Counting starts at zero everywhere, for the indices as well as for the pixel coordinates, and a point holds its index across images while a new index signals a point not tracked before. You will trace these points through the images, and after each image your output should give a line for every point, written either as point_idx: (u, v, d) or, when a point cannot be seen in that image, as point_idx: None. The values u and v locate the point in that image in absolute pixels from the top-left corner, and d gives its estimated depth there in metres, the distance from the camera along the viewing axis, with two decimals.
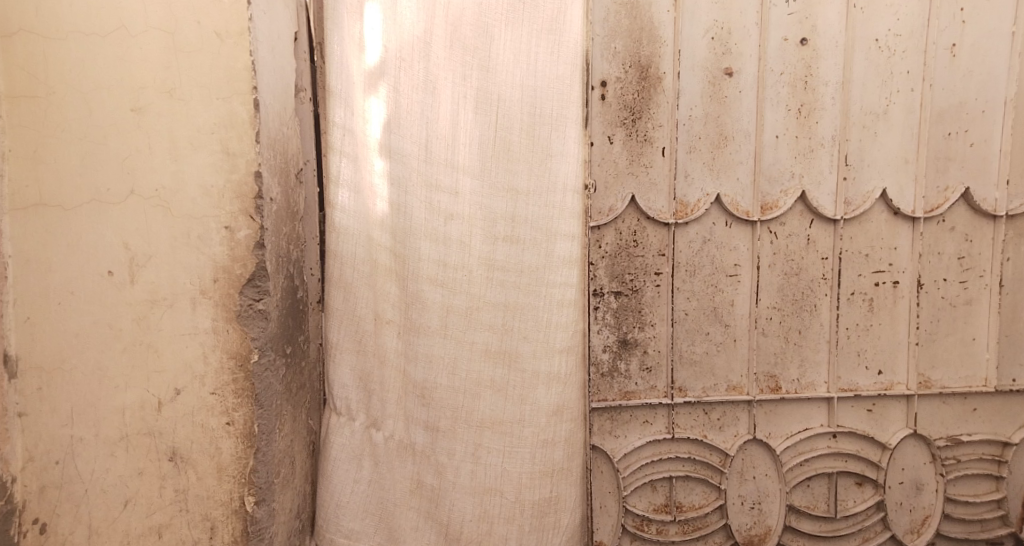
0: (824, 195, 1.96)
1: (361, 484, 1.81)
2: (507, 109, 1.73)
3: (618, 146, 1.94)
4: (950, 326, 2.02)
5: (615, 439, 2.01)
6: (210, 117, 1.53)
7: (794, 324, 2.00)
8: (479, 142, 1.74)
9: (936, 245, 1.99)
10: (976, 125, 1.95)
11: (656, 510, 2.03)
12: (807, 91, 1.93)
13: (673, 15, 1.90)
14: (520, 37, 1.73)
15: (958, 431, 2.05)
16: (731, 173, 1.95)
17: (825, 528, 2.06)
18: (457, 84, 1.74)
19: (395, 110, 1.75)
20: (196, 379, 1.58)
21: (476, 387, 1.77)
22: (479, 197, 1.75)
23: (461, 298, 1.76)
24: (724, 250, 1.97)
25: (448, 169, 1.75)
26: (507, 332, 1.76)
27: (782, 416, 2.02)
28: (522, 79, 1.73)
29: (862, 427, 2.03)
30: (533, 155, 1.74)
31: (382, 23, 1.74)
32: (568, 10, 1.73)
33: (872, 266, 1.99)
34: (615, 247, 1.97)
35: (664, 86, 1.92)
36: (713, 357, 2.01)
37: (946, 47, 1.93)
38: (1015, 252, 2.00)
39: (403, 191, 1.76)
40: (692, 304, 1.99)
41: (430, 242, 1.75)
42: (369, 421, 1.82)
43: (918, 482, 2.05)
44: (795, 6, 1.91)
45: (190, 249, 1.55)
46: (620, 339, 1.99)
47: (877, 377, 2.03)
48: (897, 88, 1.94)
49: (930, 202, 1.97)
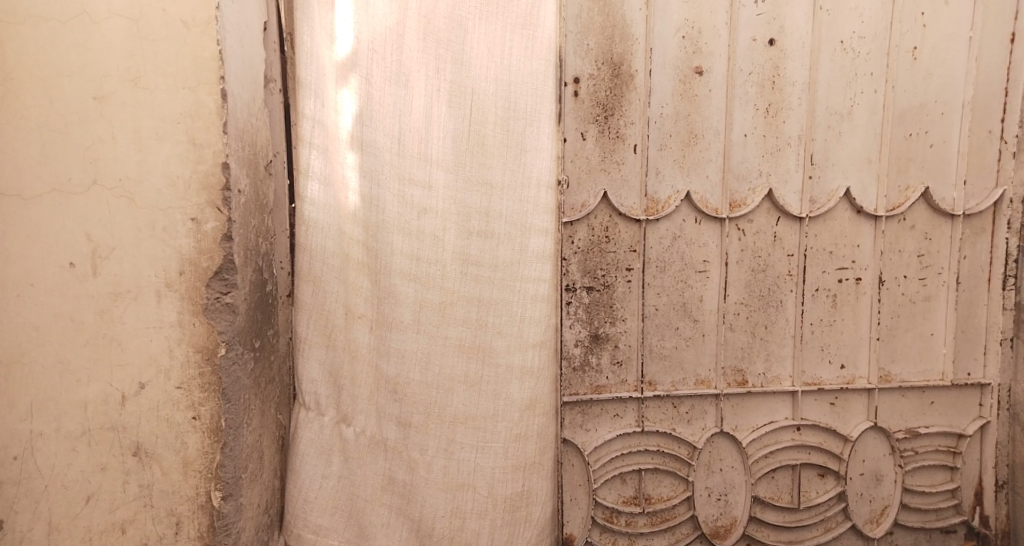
0: (790, 193, 2.00)
1: (330, 480, 1.80)
2: (481, 103, 1.73)
3: (590, 143, 1.95)
4: (909, 322, 2.08)
5: (585, 433, 2.03)
6: (177, 107, 1.50)
7: (761, 319, 2.05)
8: (452, 135, 1.74)
9: (897, 243, 2.05)
10: (935, 126, 2.01)
11: (624, 502, 2.06)
12: (774, 91, 1.97)
13: (645, 13, 1.92)
14: (494, 31, 1.73)
15: (916, 424, 2.12)
16: (701, 170, 1.98)
17: (789, 518, 2.11)
18: (430, 77, 1.73)
19: (368, 103, 1.74)
20: (161, 373, 1.55)
21: (449, 382, 1.77)
22: (454, 191, 1.75)
23: (434, 292, 1.76)
24: (693, 247, 2.00)
25: (422, 163, 1.74)
26: (481, 326, 1.77)
27: (748, 409, 2.07)
28: (497, 73, 1.73)
29: (824, 420, 2.09)
30: (508, 150, 1.75)
31: (354, 14, 1.73)
32: (541, 6, 1.74)
33: (835, 262, 2.04)
34: (587, 243, 1.98)
35: (635, 83, 1.94)
36: (682, 352, 2.04)
37: (908, 50, 1.98)
38: (971, 251, 2.07)
39: (375, 183, 1.75)
40: (662, 299, 2.02)
41: (403, 235, 1.75)
42: (339, 417, 1.81)
43: (878, 473, 2.11)
44: (764, 7, 1.94)
45: (154, 241, 1.53)
46: (591, 334, 2.01)
47: (840, 371, 2.08)
48: (861, 89, 1.98)
49: (892, 201, 2.03)
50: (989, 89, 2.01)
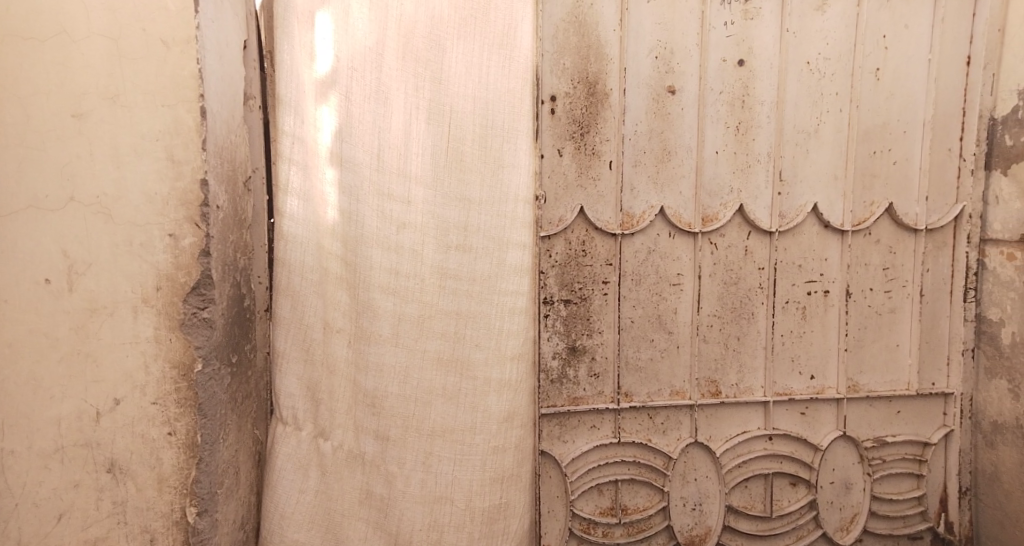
0: (760, 208, 2.06)
1: (307, 495, 1.80)
2: (459, 120, 1.76)
3: (567, 159, 1.99)
4: (876, 333, 2.14)
5: (562, 445, 2.06)
6: (155, 124, 1.51)
7: (733, 331, 2.09)
8: (431, 152, 1.77)
9: (864, 256, 2.11)
10: (898, 144, 2.08)
11: (601, 513, 2.09)
12: (744, 109, 2.03)
13: (619, 34, 1.97)
14: (472, 51, 1.76)
15: (884, 433, 2.17)
16: (675, 186, 2.03)
17: (762, 527, 2.15)
18: (409, 95, 1.76)
19: (347, 121, 1.76)
20: (137, 389, 1.55)
21: (427, 395, 1.78)
22: (432, 206, 1.77)
23: (413, 306, 1.78)
24: (667, 260, 2.05)
25: (401, 178, 1.77)
26: (459, 339, 1.79)
27: (722, 419, 2.11)
28: (475, 91, 1.77)
29: (795, 429, 2.13)
30: (485, 166, 1.78)
31: (334, 33, 1.75)
32: (518, 26, 1.78)
33: (804, 276, 2.10)
34: (565, 256, 2.02)
35: (610, 102, 1.98)
36: (657, 363, 2.08)
37: (871, 71, 2.05)
38: (934, 264, 2.13)
39: (354, 199, 1.77)
40: (638, 312, 2.06)
41: (381, 250, 1.77)
42: (316, 431, 1.81)
43: (847, 481, 2.16)
44: (733, 29, 2.00)
45: (132, 257, 1.53)
46: (569, 346, 2.04)
47: (810, 381, 2.13)
48: (827, 108, 2.05)
49: (858, 216, 2.09)
50: (949, 108, 2.09)
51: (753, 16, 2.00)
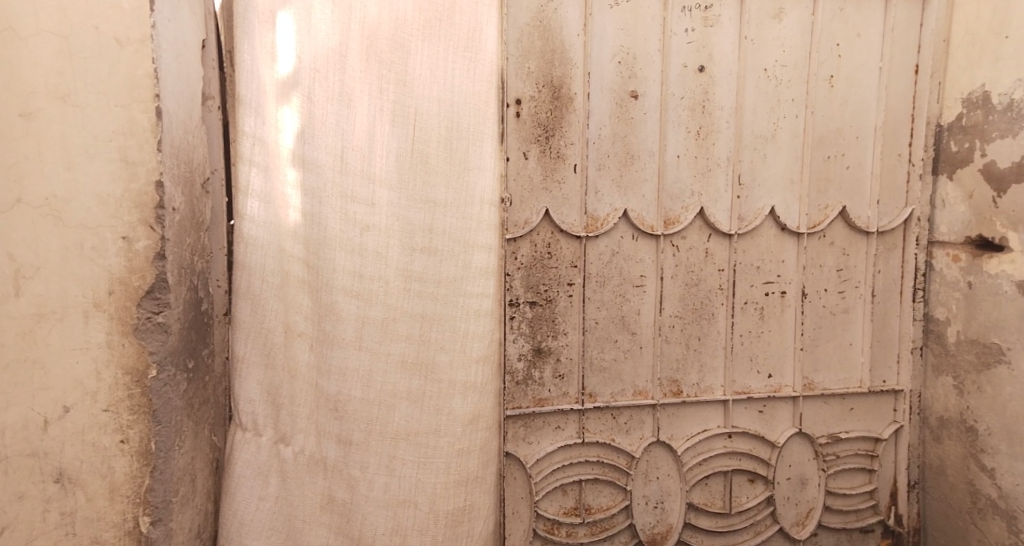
0: (720, 211, 2.11)
1: (267, 501, 1.78)
2: (424, 122, 1.76)
3: (532, 162, 2.00)
4: (830, 333, 2.21)
5: (527, 446, 2.07)
6: (109, 124, 1.47)
7: (694, 331, 2.13)
8: (395, 154, 1.76)
9: (818, 258, 2.17)
10: (851, 149, 2.15)
11: (565, 513, 2.11)
12: (704, 115, 2.07)
13: (583, 39, 1.99)
14: (437, 53, 1.76)
15: (838, 430, 2.24)
16: (637, 190, 2.06)
17: (721, 523, 2.19)
18: (373, 97, 1.75)
19: (309, 122, 1.74)
20: (88, 396, 1.50)
21: (391, 399, 1.78)
22: (396, 208, 1.76)
23: (377, 309, 1.77)
24: (631, 262, 2.08)
25: (365, 181, 1.76)
26: (424, 342, 1.78)
27: (683, 418, 2.15)
28: (440, 93, 1.77)
29: (753, 427, 2.19)
30: (450, 168, 1.78)
31: (296, 33, 1.74)
32: (483, 30, 1.79)
33: (762, 277, 2.15)
34: (530, 258, 2.03)
35: (574, 105, 2.00)
36: (621, 364, 2.10)
37: (825, 78, 2.12)
38: (885, 266, 2.21)
39: (317, 201, 1.75)
40: (602, 313, 2.08)
41: (344, 252, 1.75)
42: (277, 437, 1.79)
43: (803, 477, 2.22)
44: (694, 36, 2.04)
45: (83, 260, 1.49)
46: (534, 348, 2.05)
47: (767, 380, 2.19)
48: (783, 114, 2.11)
49: (813, 219, 2.15)
50: (898, 115, 2.16)
51: (712, 23, 2.04)
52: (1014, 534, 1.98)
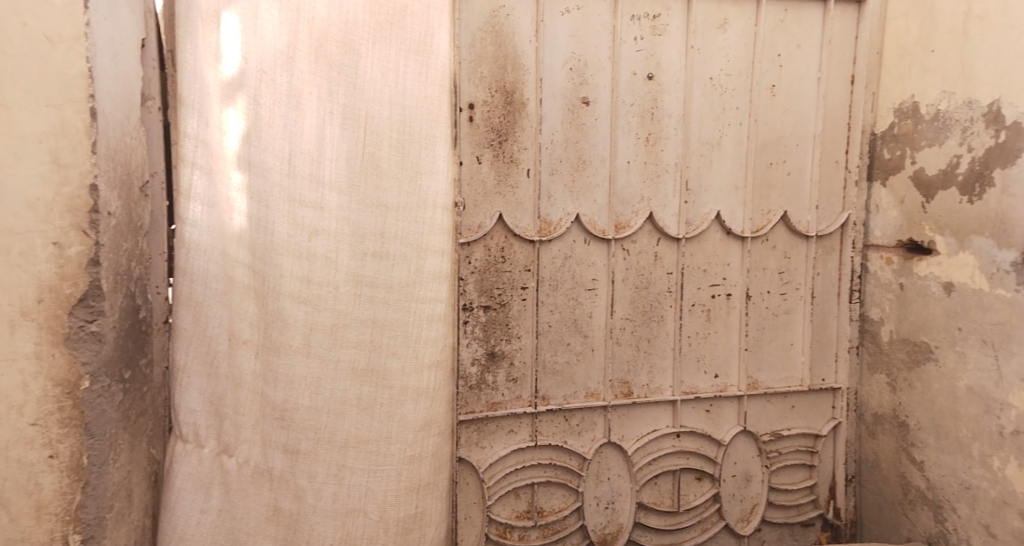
0: (668, 216, 2.15)
1: (209, 514, 1.73)
2: (375, 125, 1.73)
3: (486, 166, 2.00)
4: (772, 333, 2.28)
5: (480, 450, 2.07)
6: (38, 125, 1.38)
7: (644, 333, 2.17)
8: (345, 157, 1.72)
9: (761, 261, 2.24)
10: (791, 156, 2.23)
11: (518, 517, 2.12)
12: (653, 121, 2.11)
13: (535, 45, 2.00)
14: (388, 56, 1.74)
15: (780, 427, 2.31)
16: (589, 195, 2.08)
17: (669, 522, 2.24)
18: (322, 100, 1.71)
19: (255, 122, 1.70)
20: (13, 410, 1.40)
21: (341, 406, 1.74)
22: (347, 212, 1.73)
23: (326, 315, 1.73)
24: (583, 266, 2.10)
25: (313, 184, 1.72)
26: (376, 348, 1.76)
27: (634, 419, 2.18)
28: (391, 97, 1.75)
29: (701, 426, 2.24)
30: (402, 172, 1.76)
31: (241, 33, 1.69)
32: (435, 34, 1.79)
33: (709, 280, 2.21)
34: (484, 262, 2.03)
35: (527, 111, 2.02)
36: (573, 366, 2.12)
37: (767, 87, 2.19)
38: (824, 268, 2.30)
39: (263, 205, 1.71)
40: (554, 316, 2.10)
41: (292, 257, 1.71)
42: (220, 448, 1.74)
43: (748, 474, 2.29)
44: (643, 44, 2.08)
45: (9, 267, 1.38)
46: (487, 352, 2.05)
47: (714, 380, 2.24)
48: (728, 121, 2.17)
49: (756, 223, 2.22)
50: (836, 123, 2.25)
51: (660, 32, 2.09)
52: (941, 523, 2.08)
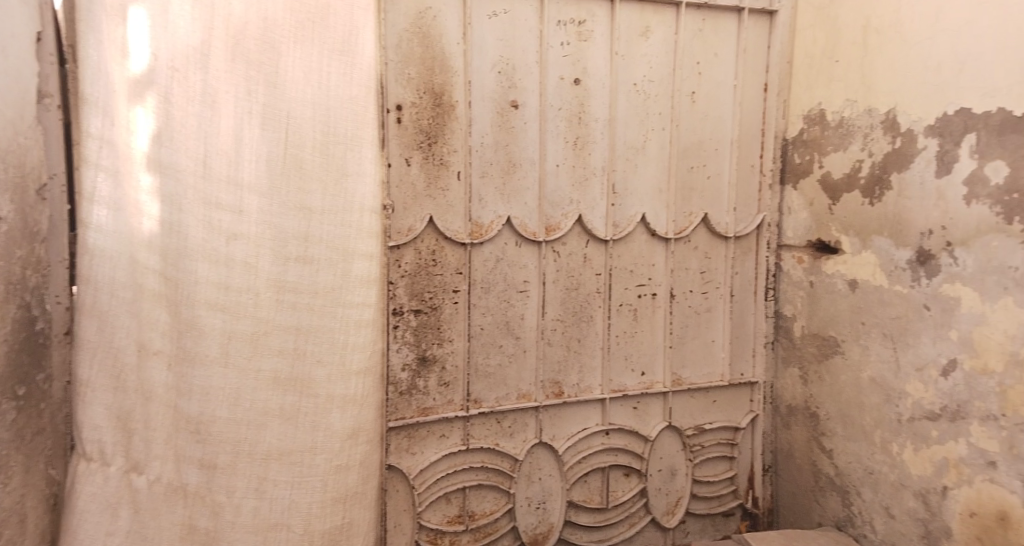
0: (596, 218, 2.19)
1: (116, 537, 1.57)
2: (297, 126, 1.62)
3: (415, 168, 1.99)
4: (695, 331, 2.36)
5: (411, 456, 2.04)
6: None
7: (574, 333, 2.20)
8: (266, 159, 1.60)
9: (684, 261, 2.32)
10: (711, 160, 2.32)
11: (449, 522, 2.11)
12: (580, 126, 2.15)
13: (463, 47, 2.00)
14: (310, 56, 1.64)
15: (703, 421, 2.40)
16: (519, 197, 2.10)
17: (599, 519, 2.28)
18: (239, 99, 1.58)
19: (165, 121, 1.56)
20: None
21: (262, 417, 1.61)
22: (267, 216, 1.60)
23: (247, 323, 1.60)
24: (514, 268, 2.12)
25: (231, 187, 1.58)
26: (299, 356, 1.64)
27: (565, 419, 2.21)
28: (314, 97, 1.64)
29: (629, 423, 2.29)
30: (326, 174, 1.65)
31: (149, 28, 1.55)
32: (360, 34, 1.69)
33: (635, 280, 2.26)
34: (414, 266, 2.01)
35: (456, 113, 2.01)
36: (505, 369, 2.13)
37: (688, 94, 2.26)
38: (741, 268, 2.40)
39: (176, 207, 1.56)
40: (486, 318, 2.10)
41: (209, 263, 1.57)
42: (129, 465, 1.59)
43: (673, 468, 2.37)
44: (569, 49, 2.12)
45: None
46: (418, 357, 2.03)
47: (641, 377, 2.30)
48: (652, 127, 2.23)
49: (679, 225, 2.29)
50: (751, 129, 2.36)
51: (586, 37, 2.13)
52: (848, 507, 2.21)
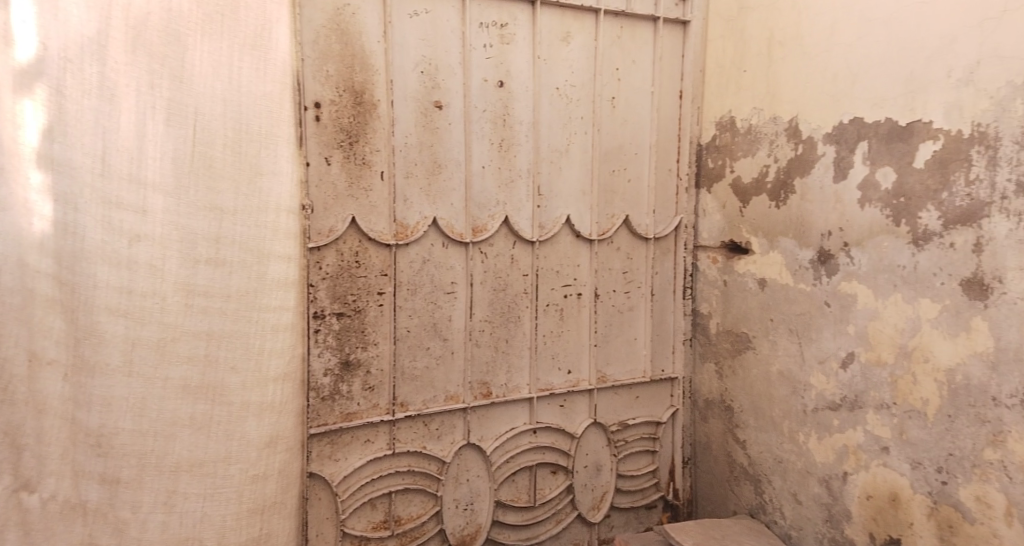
0: (522, 219, 2.22)
1: None
2: (206, 124, 1.18)
3: (336, 168, 1.95)
4: (618, 330, 2.43)
5: (333, 463, 2.00)
6: None
7: (501, 334, 2.22)
8: (173, 159, 1.14)
9: (607, 262, 2.38)
10: (632, 164, 2.40)
11: (374, 528, 2.08)
12: (505, 128, 2.18)
13: (384, 46, 1.99)
14: (218, 50, 1.20)
15: (626, 417, 2.47)
16: (446, 199, 2.11)
17: (526, 516, 2.32)
18: (140, 94, 1.11)
19: (59, 114, 1.06)
20: None
21: (167, 427, 1.14)
22: (175, 218, 1.14)
23: (150, 329, 1.13)
24: (441, 269, 2.12)
25: (133, 188, 1.11)
26: (211, 363, 1.19)
27: (492, 419, 2.23)
28: (223, 92, 1.20)
29: (555, 421, 2.33)
30: (239, 175, 1.22)
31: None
32: (274, 26, 1.29)
33: (560, 281, 2.31)
34: (337, 268, 1.98)
35: (379, 112, 2.00)
36: (432, 371, 2.13)
37: (608, 99, 2.33)
38: (661, 268, 2.48)
39: (71, 207, 1.07)
40: (413, 320, 2.09)
41: (110, 266, 1.10)
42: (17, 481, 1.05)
43: (598, 464, 2.43)
44: (492, 51, 2.14)
45: None
46: (342, 361, 2.00)
47: (567, 376, 2.35)
48: (574, 131, 2.29)
49: (602, 226, 2.35)
50: (668, 134, 2.45)
51: (508, 40, 2.16)
52: (760, 495, 2.32)
